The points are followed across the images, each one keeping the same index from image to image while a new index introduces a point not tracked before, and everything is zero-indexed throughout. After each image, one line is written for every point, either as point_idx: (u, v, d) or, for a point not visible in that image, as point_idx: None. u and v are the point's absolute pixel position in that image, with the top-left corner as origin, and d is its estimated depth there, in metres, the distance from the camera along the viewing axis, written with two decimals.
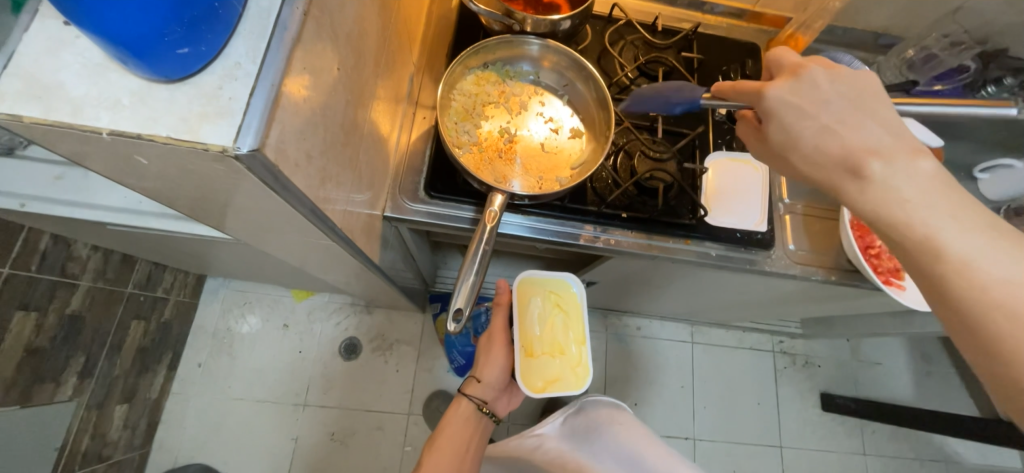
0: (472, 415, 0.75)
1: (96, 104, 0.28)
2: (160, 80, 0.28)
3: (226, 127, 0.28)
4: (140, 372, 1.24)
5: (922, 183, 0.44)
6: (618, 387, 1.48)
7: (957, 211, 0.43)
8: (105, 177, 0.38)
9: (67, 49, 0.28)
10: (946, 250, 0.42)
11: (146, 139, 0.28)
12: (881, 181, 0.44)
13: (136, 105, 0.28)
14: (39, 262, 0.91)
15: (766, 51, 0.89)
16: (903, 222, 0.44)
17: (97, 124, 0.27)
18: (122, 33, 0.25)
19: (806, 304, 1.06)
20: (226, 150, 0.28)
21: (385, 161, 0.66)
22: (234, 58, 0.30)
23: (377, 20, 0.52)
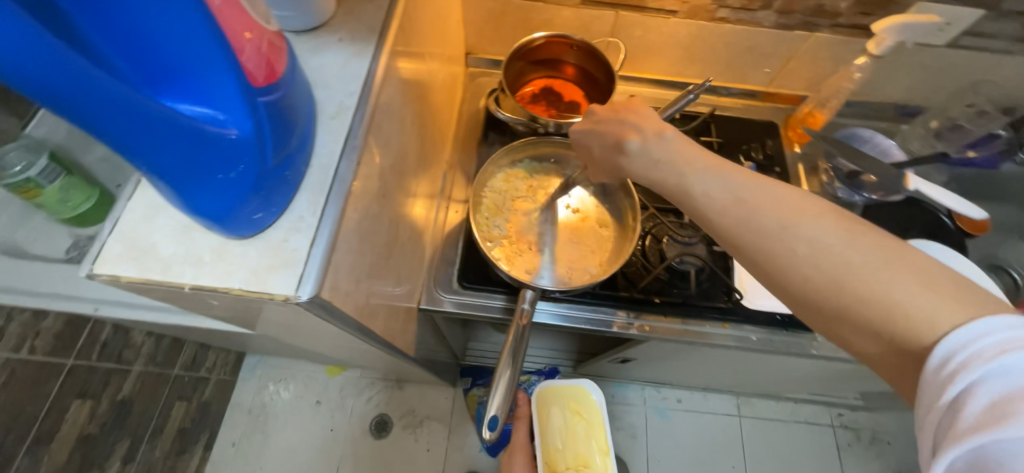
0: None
1: (182, 261, 0.34)
2: (235, 238, 0.35)
3: (288, 277, 0.34)
4: (177, 454, 1.25)
5: (794, 201, 0.37)
6: (662, 468, 1.38)
7: (795, 200, 0.37)
8: (178, 302, 0.43)
9: (161, 215, 0.35)
10: (785, 244, 0.35)
11: (220, 289, 0.34)
12: (730, 206, 0.39)
13: (213, 260, 0.34)
14: (100, 351, 0.97)
15: (784, 127, 0.90)
16: (777, 242, 0.36)
17: (182, 279, 0.34)
18: (214, 211, 0.32)
19: (864, 380, 0.98)
20: (288, 297, 0.33)
21: (421, 256, 0.70)
22: (299, 212, 0.36)
23: (416, 138, 0.58)
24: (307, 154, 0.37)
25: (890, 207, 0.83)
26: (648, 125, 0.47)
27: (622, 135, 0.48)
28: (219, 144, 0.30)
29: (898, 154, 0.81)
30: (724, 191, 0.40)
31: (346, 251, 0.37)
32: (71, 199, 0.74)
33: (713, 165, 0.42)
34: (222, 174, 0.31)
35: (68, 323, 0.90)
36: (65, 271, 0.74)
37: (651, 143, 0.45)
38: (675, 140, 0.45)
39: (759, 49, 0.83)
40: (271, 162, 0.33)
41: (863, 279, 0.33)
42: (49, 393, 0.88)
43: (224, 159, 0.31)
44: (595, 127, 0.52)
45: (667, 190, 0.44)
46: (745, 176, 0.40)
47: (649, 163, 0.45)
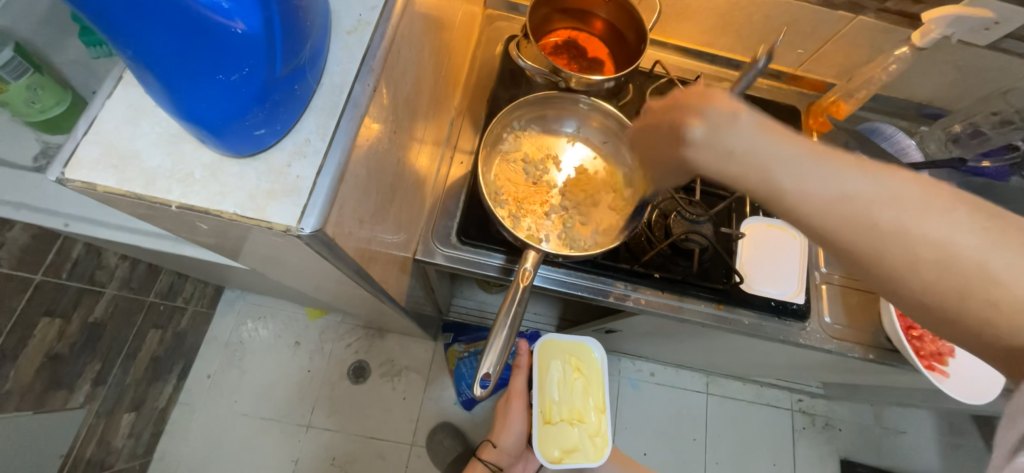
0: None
1: (169, 177, 0.31)
2: (232, 156, 0.32)
3: (291, 206, 0.31)
4: (150, 381, 1.23)
5: (911, 197, 0.33)
6: (628, 435, 1.43)
7: (903, 190, 0.33)
8: (160, 221, 0.40)
9: (145, 122, 0.32)
10: (896, 246, 0.33)
11: (211, 212, 0.31)
12: (838, 209, 0.34)
13: (205, 178, 0.31)
14: (70, 270, 0.93)
15: (806, 114, 0.87)
16: (895, 247, 0.33)
17: (168, 197, 0.31)
18: (209, 119, 0.28)
19: (837, 371, 1.01)
20: (289, 229, 0.30)
21: (421, 205, 0.67)
22: (304, 134, 0.33)
23: (430, 76, 0.53)
24: (317, 70, 0.33)
25: None
26: (712, 106, 0.37)
27: (679, 119, 0.38)
28: (223, 36, 0.25)
29: (918, 156, 0.80)
30: (828, 191, 0.34)
31: (354, 185, 0.34)
32: (40, 101, 0.71)
33: (813, 157, 0.35)
34: (223, 75, 0.27)
35: (35, 237, 0.86)
36: (32, 180, 0.69)
37: (721, 128, 0.36)
38: (752, 125, 0.35)
39: (795, 26, 0.78)
40: (280, 72, 0.29)
41: (994, 282, 0.31)
42: (14, 307, 0.84)
43: (227, 58, 0.26)
44: (644, 113, 0.45)
45: (749, 188, 0.36)
46: (860, 167, 0.34)
47: (720, 155, 0.36)
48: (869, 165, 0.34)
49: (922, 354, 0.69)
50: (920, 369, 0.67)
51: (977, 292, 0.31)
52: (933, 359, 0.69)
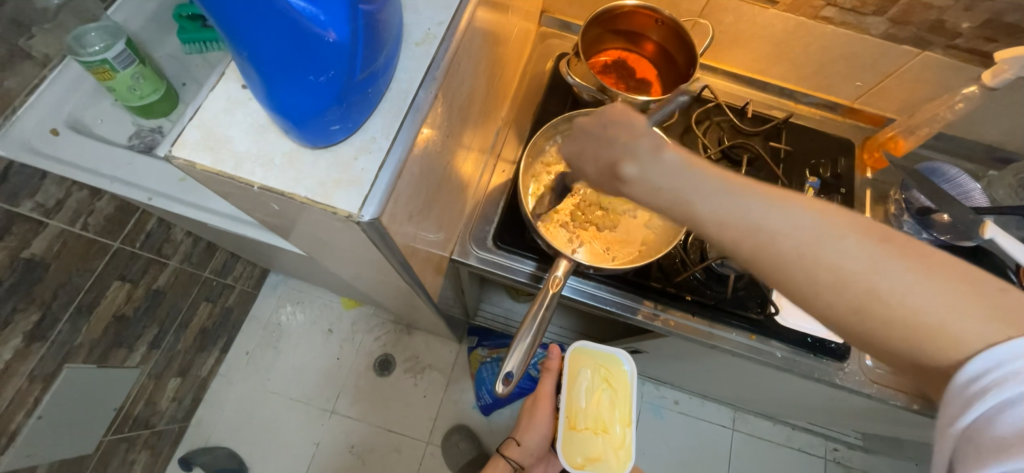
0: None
1: (254, 161, 0.35)
2: (308, 146, 0.36)
3: (354, 195, 0.34)
4: (197, 350, 1.32)
5: (809, 225, 0.36)
6: (645, 461, 1.39)
7: (801, 218, 0.36)
8: (235, 200, 0.44)
9: (238, 112, 0.36)
10: (797, 271, 0.35)
11: (285, 194, 0.35)
12: (746, 237, 0.37)
13: (284, 164, 0.35)
14: (143, 240, 1.03)
15: (861, 148, 0.85)
16: (798, 271, 0.35)
17: (252, 178, 0.35)
18: (293, 113, 0.32)
19: (876, 421, 0.95)
20: (350, 215, 0.34)
21: (462, 207, 0.70)
22: (372, 132, 0.36)
23: (483, 87, 0.57)
24: (388, 76, 0.37)
25: (956, 252, 0.77)
26: (642, 143, 0.43)
27: (616, 159, 0.44)
28: (318, 44, 0.29)
29: (982, 200, 0.75)
30: (733, 219, 0.38)
31: (408, 181, 0.37)
32: (140, 89, 0.81)
33: (725, 186, 0.39)
34: (313, 77, 0.31)
35: (118, 208, 0.96)
36: (124, 157, 0.78)
37: (648, 166, 0.42)
38: (676, 163, 0.41)
39: (855, 58, 0.77)
40: (358, 76, 0.32)
41: (889, 297, 0.33)
42: (94, 269, 0.93)
43: (318, 62, 0.30)
44: (587, 133, 0.47)
45: (671, 216, 0.41)
46: (763, 197, 0.38)
47: (647, 190, 0.42)
48: (771, 195, 0.37)
49: None
50: None
51: (870, 309, 0.33)
52: None
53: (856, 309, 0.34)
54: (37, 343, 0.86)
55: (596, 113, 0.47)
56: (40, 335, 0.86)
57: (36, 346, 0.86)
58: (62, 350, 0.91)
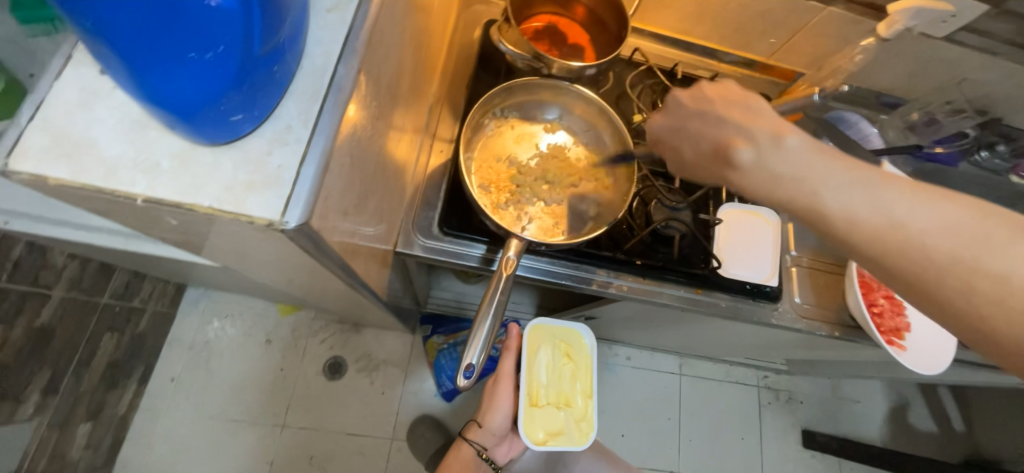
0: (471, 459, 0.77)
1: (132, 167, 0.30)
2: (204, 143, 0.30)
3: (274, 199, 0.30)
4: (108, 387, 1.16)
5: (963, 221, 0.41)
6: (606, 418, 1.45)
7: (920, 202, 0.43)
8: (121, 215, 0.37)
9: (98, 106, 0.31)
10: (898, 243, 0.42)
11: (181, 205, 0.30)
12: (874, 221, 0.43)
13: (174, 168, 0.30)
14: (11, 271, 0.85)
15: (777, 102, 0.90)
16: (942, 260, 0.40)
17: (134, 190, 0.29)
18: (180, 104, 0.26)
19: (802, 349, 1.06)
20: (273, 223, 0.29)
21: (401, 194, 0.64)
22: (285, 120, 0.31)
23: (411, 60, 0.51)
24: (297, 50, 0.31)
25: None
26: (758, 130, 0.48)
27: (727, 141, 0.48)
28: (196, 11, 0.23)
29: (877, 142, 0.85)
30: (871, 210, 0.43)
31: (340, 174, 0.32)
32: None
33: (843, 170, 0.45)
34: (197, 54, 0.25)
35: None
36: None
37: (767, 151, 0.47)
38: (800, 149, 0.46)
39: (768, 16, 0.80)
40: (259, 51, 0.27)
41: (988, 274, 0.39)
42: None
43: (202, 35, 0.24)
44: (683, 126, 0.53)
45: (781, 195, 0.46)
46: (878, 184, 0.44)
47: (766, 176, 0.47)
48: (912, 190, 0.43)
49: (883, 329, 0.73)
50: (881, 343, 0.72)
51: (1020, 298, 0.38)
52: (892, 335, 0.74)
53: (967, 286, 0.40)
54: None
55: (699, 92, 0.52)
56: None
57: None
58: None
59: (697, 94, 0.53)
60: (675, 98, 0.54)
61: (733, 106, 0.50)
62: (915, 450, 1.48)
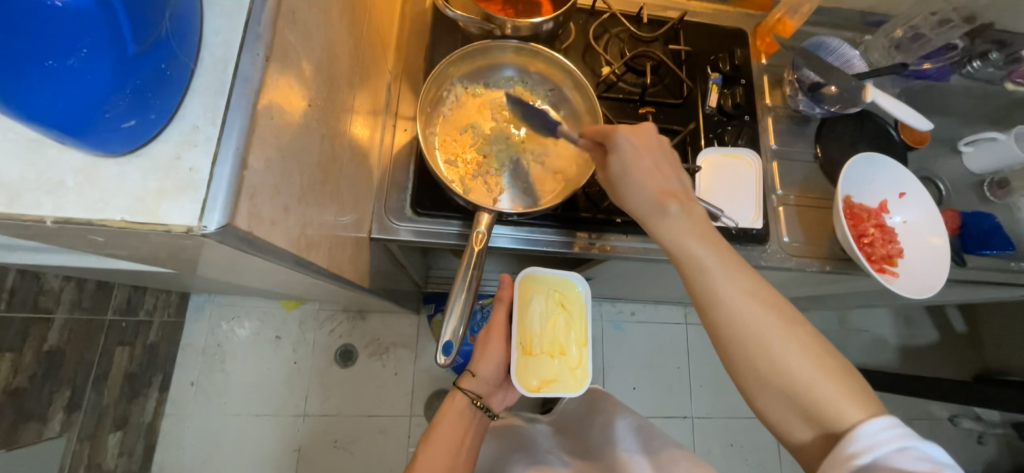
0: (466, 408, 0.72)
1: (37, 188, 0.28)
2: (106, 155, 0.29)
3: (192, 205, 0.29)
4: (130, 398, 1.20)
5: (787, 318, 0.47)
6: (615, 373, 1.48)
7: (776, 304, 0.48)
8: (61, 238, 0.37)
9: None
10: (754, 334, 0.47)
11: (98, 223, 0.29)
12: (735, 301, 0.48)
13: (82, 184, 0.29)
14: (8, 300, 0.86)
15: (753, 36, 0.86)
16: (756, 330, 0.47)
17: (40, 211, 0.28)
18: (58, 116, 0.25)
19: (800, 287, 1.06)
20: (192, 229, 0.28)
21: (368, 179, 0.63)
22: (191, 121, 0.30)
23: (348, 38, 0.49)
24: (190, 44, 0.30)
25: (845, 121, 0.83)
26: (683, 195, 0.54)
27: (662, 194, 0.53)
28: None
29: (861, 65, 0.80)
30: (729, 274, 0.49)
31: (264, 170, 0.32)
32: None
33: (726, 253, 0.51)
34: (57, 60, 0.23)
35: None
36: None
37: (683, 211, 0.52)
38: (697, 217, 0.53)
39: None
40: (134, 51, 0.25)
41: (815, 384, 0.44)
42: None
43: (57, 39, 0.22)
44: (637, 160, 0.55)
45: (680, 255, 0.51)
46: (749, 273, 0.50)
47: (671, 229, 0.52)
48: (760, 280, 0.50)
49: (874, 259, 0.74)
50: (872, 273, 0.71)
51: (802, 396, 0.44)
52: (883, 263, 0.75)
53: (797, 384, 0.45)
54: None
55: (650, 148, 0.56)
56: None
57: None
58: None
59: (648, 149, 0.56)
60: (627, 131, 0.55)
61: (658, 159, 0.55)
62: (924, 372, 1.49)
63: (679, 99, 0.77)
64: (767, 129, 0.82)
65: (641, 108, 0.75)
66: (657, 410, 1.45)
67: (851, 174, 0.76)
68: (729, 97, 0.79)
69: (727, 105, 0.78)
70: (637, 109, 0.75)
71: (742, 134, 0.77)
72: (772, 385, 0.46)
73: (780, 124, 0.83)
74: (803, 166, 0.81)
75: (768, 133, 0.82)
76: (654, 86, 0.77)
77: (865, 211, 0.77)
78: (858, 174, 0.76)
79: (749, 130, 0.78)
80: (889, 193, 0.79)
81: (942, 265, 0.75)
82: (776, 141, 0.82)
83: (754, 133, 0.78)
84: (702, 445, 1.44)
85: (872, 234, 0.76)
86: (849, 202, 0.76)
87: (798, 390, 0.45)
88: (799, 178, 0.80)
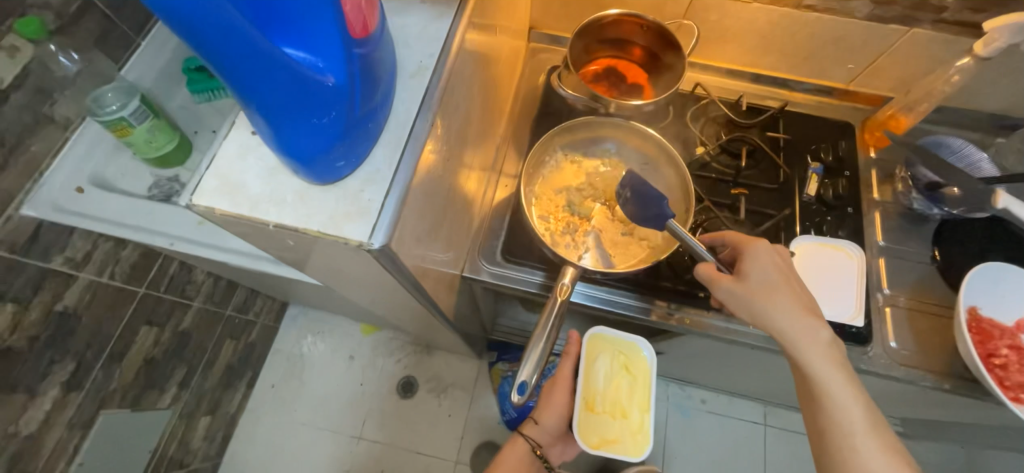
0: (524, 457, 0.76)
1: (267, 201, 0.38)
2: (316, 182, 0.38)
3: (364, 226, 0.37)
4: (225, 387, 1.35)
5: (887, 453, 0.50)
6: (676, 464, 1.35)
7: (881, 438, 0.50)
8: (249, 238, 0.47)
9: (252, 152, 0.40)
10: (850, 456, 0.50)
11: (299, 230, 0.38)
12: (847, 424, 0.51)
13: (295, 200, 0.38)
14: (167, 284, 1.04)
15: (861, 129, 0.85)
16: (852, 451, 0.50)
17: (267, 217, 0.38)
18: (300, 153, 0.35)
19: (909, 406, 0.92)
20: (361, 244, 0.36)
21: (470, 223, 0.71)
22: (374, 165, 0.39)
23: (479, 106, 0.59)
24: (386, 110, 0.39)
25: (970, 226, 0.77)
26: (818, 310, 0.56)
27: (800, 303, 0.55)
28: (317, 88, 0.32)
29: (992, 169, 0.74)
30: (840, 393, 0.52)
31: (415, 207, 0.40)
32: (156, 140, 0.84)
33: (847, 373, 0.53)
34: (317, 119, 0.34)
35: (142, 255, 0.96)
36: (145, 207, 0.84)
37: (816, 323, 0.55)
38: (822, 332, 0.55)
39: (844, 42, 0.77)
40: (359, 111, 0.36)
41: None
42: (123, 316, 0.95)
43: (318, 106, 0.33)
44: (779, 268, 0.58)
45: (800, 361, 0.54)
46: (863, 400, 0.52)
47: (802, 336, 0.54)
48: (872, 411, 0.52)
49: (1009, 385, 0.64)
50: (1006, 401, 0.62)
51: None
52: (1022, 392, 0.64)
53: None
54: (74, 393, 0.88)
55: (789, 260, 0.59)
56: (76, 384, 0.88)
57: (73, 396, 0.88)
58: (97, 398, 0.94)
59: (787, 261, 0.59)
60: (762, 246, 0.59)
61: (794, 272, 0.58)
62: None
63: (775, 184, 0.77)
64: (873, 223, 0.78)
65: (733, 189, 0.77)
66: None
67: (977, 283, 0.68)
68: (830, 187, 0.78)
69: (828, 195, 0.77)
70: (729, 189, 0.77)
71: (842, 225, 0.75)
72: None
73: (889, 220, 0.79)
74: (915, 268, 0.75)
75: (875, 228, 0.78)
76: (749, 169, 0.78)
77: (996, 327, 0.68)
78: (984, 285, 0.69)
79: (851, 222, 0.75)
80: None
81: None
82: (884, 237, 0.77)
83: (857, 226, 0.75)
84: None
85: (1006, 355, 0.66)
86: (975, 314, 0.68)
87: None
88: (911, 279, 0.74)
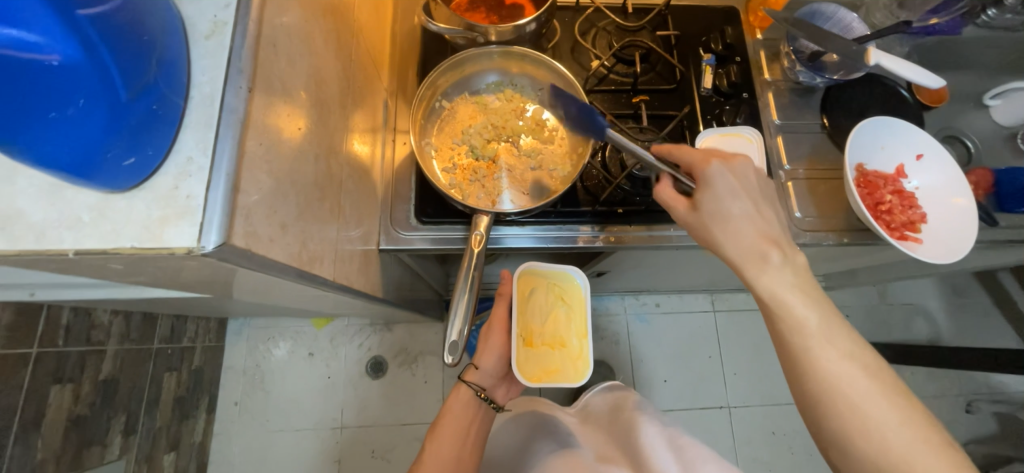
0: (472, 401, 0.73)
1: (58, 226, 0.32)
2: (114, 190, 0.32)
3: (190, 228, 0.32)
4: (181, 419, 1.27)
5: (842, 348, 0.48)
6: (644, 367, 1.45)
7: (835, 332, 0.48)
8: (90, 271, 0.40)
9: (18, 173, 0.32)
10: (802, 356, 0.49)
11: (112, 251, 0.32)
12: (802, 323, 0.49)
13: (94, 218, 0.32)
14: (64, 336, 0.93)
15: (745, 12, 0.85)
16: (803, 351, 0.49)
17: (62, 245, 0.32)
18: (64, 158, 0.28)
19: (825, 263, 1.02)
20: (192, 249, 0.31)
21: (372, 193, 0.66)
22: (185, 153, 0.33)
23: (336, 62, 0.52)
24: (176, 85, 0.33)
25: (851, 87, 0.81)
26: (770, 226, 0.53)
27: (731, 217, 0.53)
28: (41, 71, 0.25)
29: (862, 28, 0.78)
30: (775, 294, 0.51)
31: (257, 194, 0.35)
32: None
33: (796, 276, 0.51)
34: (57, 111, 0.26)
35: (17, 313, 0.83)
36: None
37: (756, 234, 0.53)
38: (760, 239, 0.52)
39: None
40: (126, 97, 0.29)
41: (856, 403, 0.46)
42: (22, 384, 0.84)
43: (55, 93, 0.26)
44: (715, 188, 0.54)
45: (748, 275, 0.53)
46: (814, 297, 0.50)
47: (739, 249, 0.53)
48: (828, 307, 0.50)
49: (894, 226, 0.72)
50: (894, 242, 0.69)
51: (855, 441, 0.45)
52: (905, 230, 0.72)
53: (844, 404, 0.46)
54: None
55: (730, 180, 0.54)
56: None
57: None
58: None
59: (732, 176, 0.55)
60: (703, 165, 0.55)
61: (743, 189, 0.54)
62: None
63: (672, 84, 0.77)
64: (768, 105, 0.80)
65: (634, 97, 0.75)
66: (688, 402, 1.42)
67: (859, 140, 0.73)
68: (724, 76, 0.78)
69: (723, 85, 0.77)
70: (630, 98, 0.75)
71: (740, 112, 0.76)
72: (817, 400, 0.48)
73: (782, 97, 0.81)
74: (810, 138, 0.79)
75: (770, 108, 0.80)
76: (645, 75, 0.77)
77: (881, 178, 0.74)
78: (866, 141, 0.74)
79: (748, 108, 0.77)
80: (906, 156, 0.76)
81: (970, 224, 0.71)
82: (779, 115, 0.80)
83: (753, 110, 0.76)
84: (741, 434, 1.40)
85: (890, 201, 0.73)
86: (862, 170, 0.74)
87: (843, 410, 0.46)
88: (806, 150, 0.78)
